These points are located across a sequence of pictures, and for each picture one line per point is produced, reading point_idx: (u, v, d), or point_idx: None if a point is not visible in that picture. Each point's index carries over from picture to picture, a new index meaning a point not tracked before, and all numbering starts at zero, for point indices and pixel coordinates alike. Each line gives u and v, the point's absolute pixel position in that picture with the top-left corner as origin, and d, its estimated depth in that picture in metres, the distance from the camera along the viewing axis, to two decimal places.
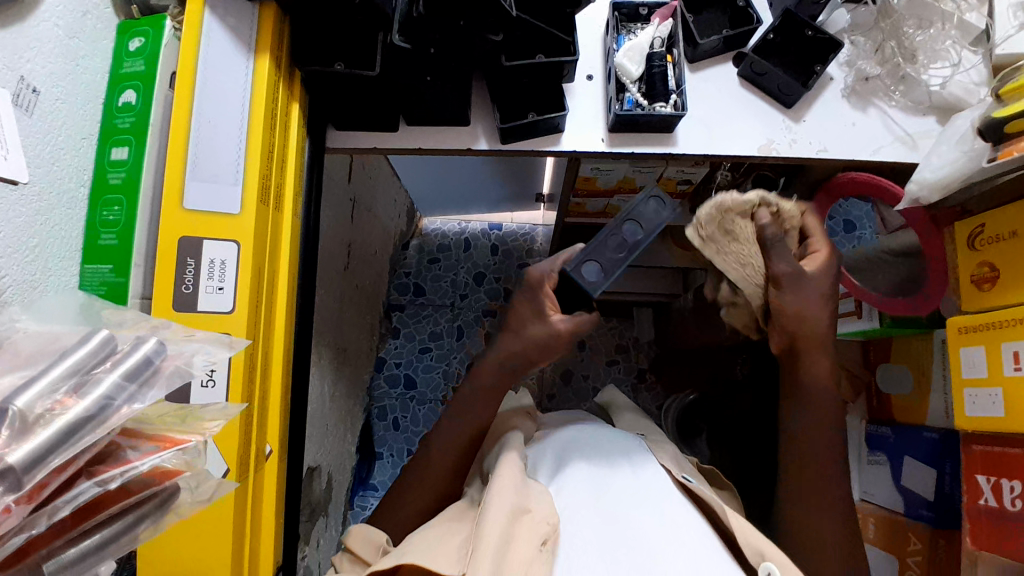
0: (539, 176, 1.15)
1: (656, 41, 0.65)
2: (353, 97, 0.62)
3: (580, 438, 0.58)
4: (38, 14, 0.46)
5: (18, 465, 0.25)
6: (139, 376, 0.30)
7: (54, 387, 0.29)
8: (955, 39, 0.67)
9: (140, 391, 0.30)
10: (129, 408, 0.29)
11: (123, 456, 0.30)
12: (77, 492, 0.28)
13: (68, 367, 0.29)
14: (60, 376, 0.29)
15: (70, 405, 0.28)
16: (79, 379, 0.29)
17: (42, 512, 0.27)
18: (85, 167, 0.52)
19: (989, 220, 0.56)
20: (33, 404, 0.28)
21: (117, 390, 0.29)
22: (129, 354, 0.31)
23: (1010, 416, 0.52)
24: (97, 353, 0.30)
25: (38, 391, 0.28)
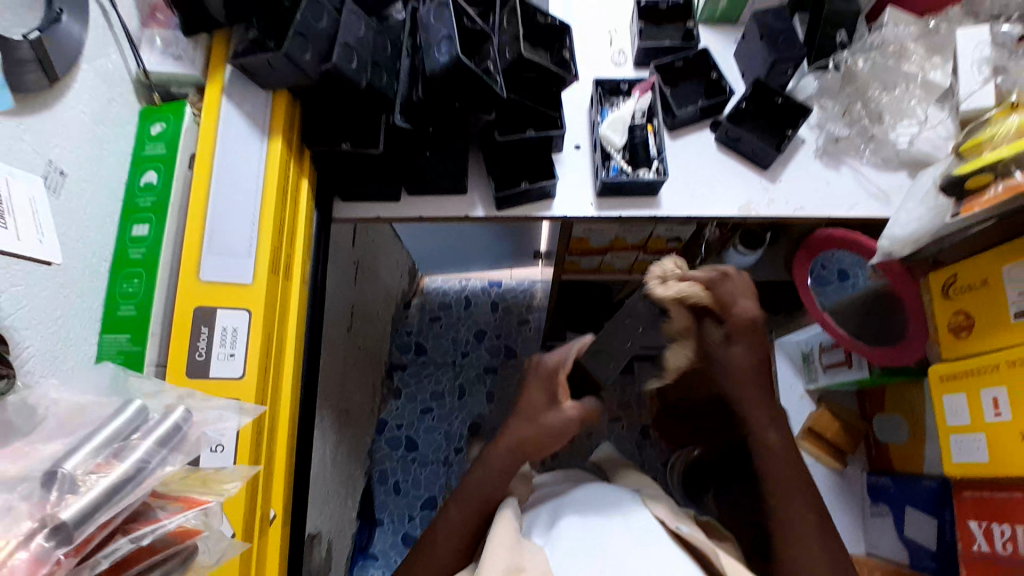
0: (536, 236, 1.19)
1: (638, 113, 0.72)
2: (357, 173, 0.66)
3: (581, 497, 0.58)
4: (64, 100, 0.51)
5: (70, 521, 0.27)
6: (170, 441, 0.33)
7: (95, 453, 0.31)
8: (920, 98, 0.73)
9: (170, 454, 0.32)
10: (163, 469, 0.31)
11: (152, 515, 0.32)
12: (114, 547, 0.29)
13: (109, 434, 0.32)
14: (101, 443, 0.31)
15: (110, 469, 0.30)
16: (118, 445, 0.31)
17: (85, 565, 0.28)
18: (107, 243, 0.55)
19: (961, 270, 0.59)
20: (77, 467, 0.30)
21: (151, 453, 0.31)
22: (161, 421, 0.33)
23: (995, 461, 0.54)
24: (132, 422, 0.33)
25: (82, 455, 0.30)
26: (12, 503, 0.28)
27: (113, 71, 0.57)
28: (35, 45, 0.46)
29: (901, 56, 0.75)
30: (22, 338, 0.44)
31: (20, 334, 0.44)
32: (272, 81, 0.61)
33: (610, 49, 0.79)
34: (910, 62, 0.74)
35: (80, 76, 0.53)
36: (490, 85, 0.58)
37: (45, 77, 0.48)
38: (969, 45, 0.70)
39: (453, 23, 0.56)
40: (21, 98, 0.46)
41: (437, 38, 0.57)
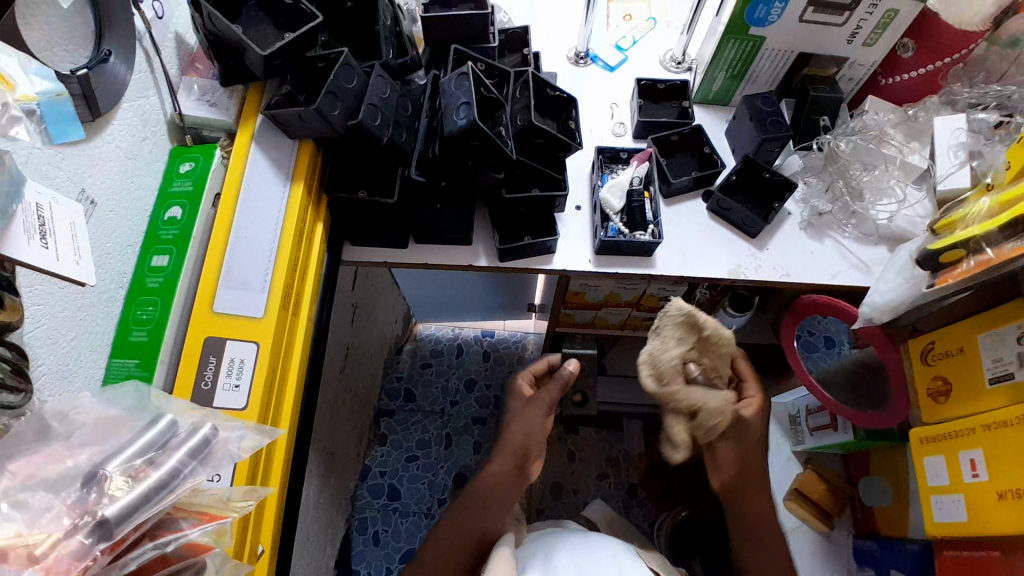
0: (532, 288, 1.23)
1: (636, 180, 0.77)
2: (371, 220, 0.70)
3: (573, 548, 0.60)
4: (102, 135, 0.54)
5: (112, 519, 0.31)
6: (200, 453, 0.36)
7: (136, 456, 0.35)
8: (898, 178, 0.79)
9: (199, 466, 0.36)
10: (193, 479, 0.35)
11: (176, 525, 0.35)
12: (139, 552, 0.32)
13: (146, 443, 0.35)
14: (139, 449, 0.35)
15: (148, 474, 0.33)
16: (154, 452, 0.35)
17: (115, 565, 0.32)
18: (126, 271, 0.58)
19: (938, 338, 0.62)
20: (118, 468, 0.34)
21: (184, 464, 0.35)
22: (191, 435, 0.37)
23: (972, 520, 0.55)
24: (164, 434, 0.36)
25: (123, 458, 0.34)
26: (51, 503, 0.32)
27: (150, 111, 0.62)
28: (82, 79, 0.49)
29: (880, 139, 0.80)
30: (36, 356, 0.46)
31: (35, 352, 0.46)
32: (301, 133, 0.65)
33: (611, 121, 0.86)
34: (889, 146, 0.80)
35: (118, 115, 0.57)
36: (502, 147, 0.63)
37: (89, 111, 0.52)
38: (946, 132, 0.75)
39: (471, 92, 0.62)
40: (91, 125, 0.53)
41: (456, 104, 0.62)
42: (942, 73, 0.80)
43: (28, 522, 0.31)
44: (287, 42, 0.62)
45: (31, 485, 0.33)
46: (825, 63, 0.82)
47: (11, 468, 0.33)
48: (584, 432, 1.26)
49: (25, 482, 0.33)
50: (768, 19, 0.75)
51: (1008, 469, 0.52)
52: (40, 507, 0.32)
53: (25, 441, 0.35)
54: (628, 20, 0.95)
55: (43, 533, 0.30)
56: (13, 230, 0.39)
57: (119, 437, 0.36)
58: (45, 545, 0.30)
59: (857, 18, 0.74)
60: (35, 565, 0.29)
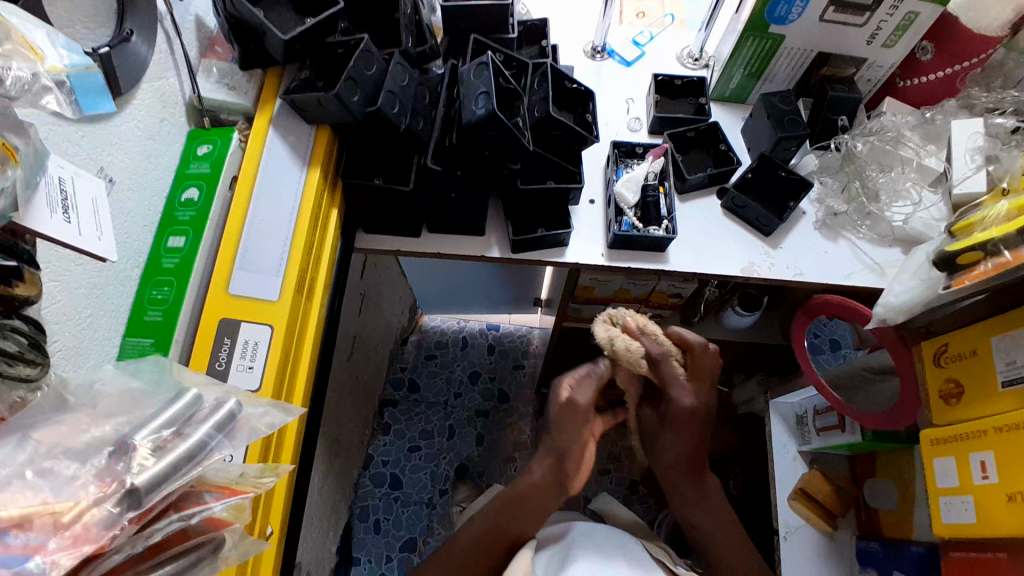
0: (539, 282, 1.23)
1: (651, 174, 0.76)
2: (386, 207, 0.70)
3: (591, 571, 0.60)
4: (123, 114, 0.55)
5: (142, 487, 0.31)
6: (225, 427, 0.36)
7: (161, 428, 0.35)
8: (915, 180, 0.78)
9: (224, 439, 0.36)
10: (219, 452, 0.35)
11: (200, 498, 0.35)
12: (164, 523, 0.33)
13: (170, 416, 0.35)
14: (163, 423, 0.35)
15: (175, 445, 0.34)
16: (178, 426, 0.35)
17: (140, 536, 0.32)
18: (143, 251, 0.58)
19: (951, 340, 0.62)
20: (144, 441, 0.34)
21: (211, 436, 0.35)
22: (217, 409, 0.37)
23: (981, 522, 0.55)
24: (189, 407, 0.36)
25: (149, 430, 0.35)
26: (77, 472, 0.32)
27: (170, 92, 0.62)
28: (104, 58, 0.50)
29: (898, 141, 0.80)
30: (52, 331, 0.46)
31: (52, 328, 0.47)
32: (319, 118, 0.66)
33: (626, 116, 0.85)
34: (907, 147, 0.80)
35: (138, 95, 0.57)
36: (519, 137, 0.63)
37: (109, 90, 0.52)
38: (963, 136, 0.74)
39: (491, 81, 0.62)
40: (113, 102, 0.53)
41: (475, 94, 0.63)
42: (960, 77, 0.79)
43: (55, 491, 0.31)
44: (308, 28, 0.62)
45: (56, 453, 0.33)
46: (844, 63, 0.81)
47: (35, 438, 0.34)
48: None
49: (51, 451, 0.33)
50: (789, 18, 0.75)
51: (1017, 472, 0.52)
52: (66, 477, 0.32)
53: (45, 413, 0.36)
54: (643, 16, 0.95)
55: (69, 501, 0.31)
56: (37, 203, 0.40)
57: (140, 411, 0.37)
58: (73, 511, 0.30)
59: (878, 19, 0.74)
60: (62, 532, 0.29)
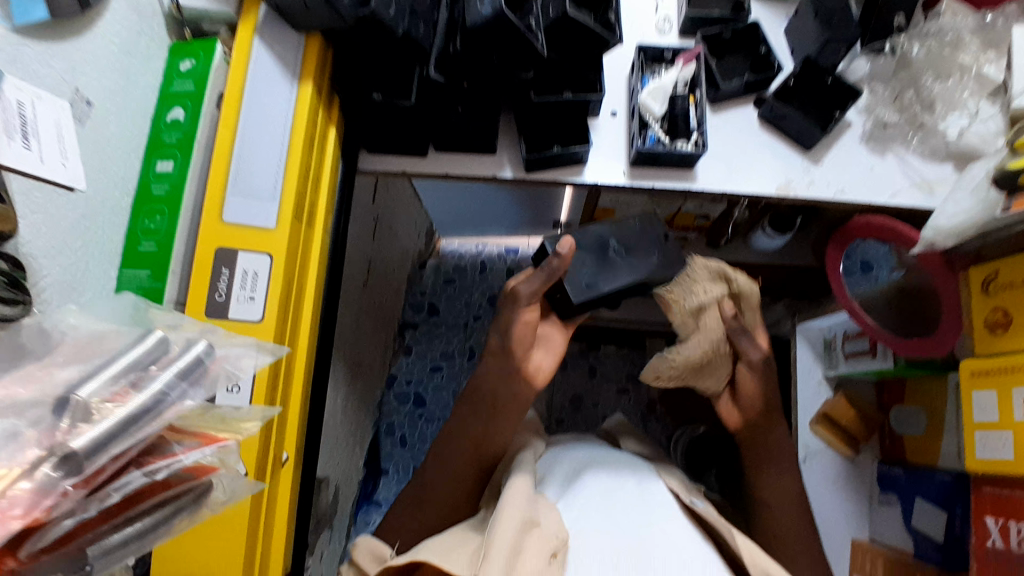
0: (558, 203, 1.17)
1: (680, 83, 0.68)
2: (393, 124, 0.64)
3: (603, 481, 0.59)
4: (94, 29, 0.50)
5: (82, 451, 0.28)
6: (191, 374, 0.33)
7: (114, 381, 0.31)
8: (972, 91, 0.69)
9: (191, 388, 0.33)
10: (182, 403, 0.32)
11: (168, 449, 0.32)
12: (127, 480, 0.30)
13: (128, 362, 0.32)
14: (120, 370, 0.31)
15: (129, 398, 0.30)
16: (137, 374, 0.32)
17: (94, 497, 0.29)
18: (130, 177, 0.55)
19: (1004, 266, 0.57)
20: (95, 394, 0.30)
21: (173, 385, 0.32)
22: (183, 353, 0.34)
23: (1019, 459, 0.53)
24: (152, 352, 0.33)
25: (99, 382, 0.31)
26: (18, 429, 0.29)
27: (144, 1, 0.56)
28: None
29: (957, 45, 0.70)
30: (36, 266, 0.44)
31: (39, 263, 0.44)
32: (306, 25, 0.59)
33: (655, 16, 0.75)
34: (965, 53, 0.69)
35: (110, 7, 0.51)
36: (531, 41, 0.55)
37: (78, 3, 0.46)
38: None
39: None
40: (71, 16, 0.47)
41: None
42: None
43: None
44: None
45: None
46: None
47: None
48: (605, 350, 1.25)
49: None
50: None
51: None
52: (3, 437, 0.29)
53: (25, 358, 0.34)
54: None
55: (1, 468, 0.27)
56: None
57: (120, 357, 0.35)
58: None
59: None
60: None
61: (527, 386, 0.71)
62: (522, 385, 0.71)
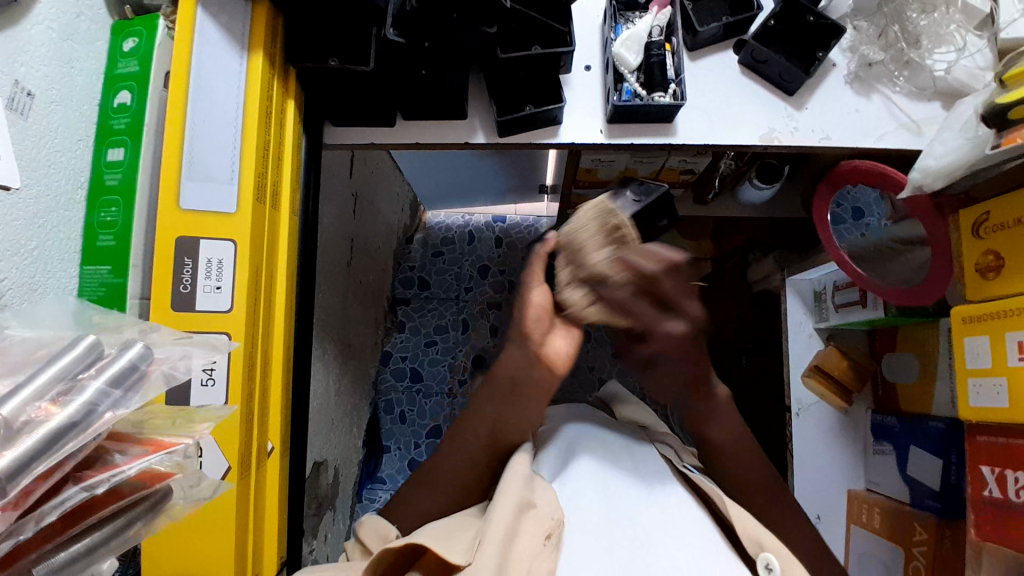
0: (543, 167, 1.14)
1: (655, 29, 0.65)
2: (349, 92, 0.61)
3: (592, 466, 0.59)
4: (29, 15, 0.46)
5: (2, 473, 0.25)
6: (124, 381, 0.31)
7: (40, 394, 0.29)
8: (960, 23, 0.65)
9: (124, 396, 0.31)
10: (113, 413, 0.30)
11: (110, 461, 0.31)
12: (64, 497, 0.29)
13: (55, 372, 0.30)
14: (47, 382, 0.29)
15: (54, 412, 0.28)
16: (66, 385, 0.30)
17: (29, 518, 0.27)
18: (82, 168, 0.52)
19: (994, 208, 0.55)
20: (18, 410, 0.28)
21: (102, 396, 0.30)
22: (114, 360, 0.32)
23: (1013, 406, 0.52)
24: (82, 359, 0.31)
25: (24, 397, 0.28)
26: None
27: None
28: None
29: None
30: None
31: None
32: None
33: None
34: None
35: None
36: None
37: None
38: None
39: None
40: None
41: None
42: None
43: None
44: None
45: None
46: None
47: None
48: None
49: None
50: None
51: None
52: None
53: None
54: None
55: None
56: None
57: None
58: None
59: None
60: None
61: (545, 370, 0.67)
62: (539, 371, 0.67)
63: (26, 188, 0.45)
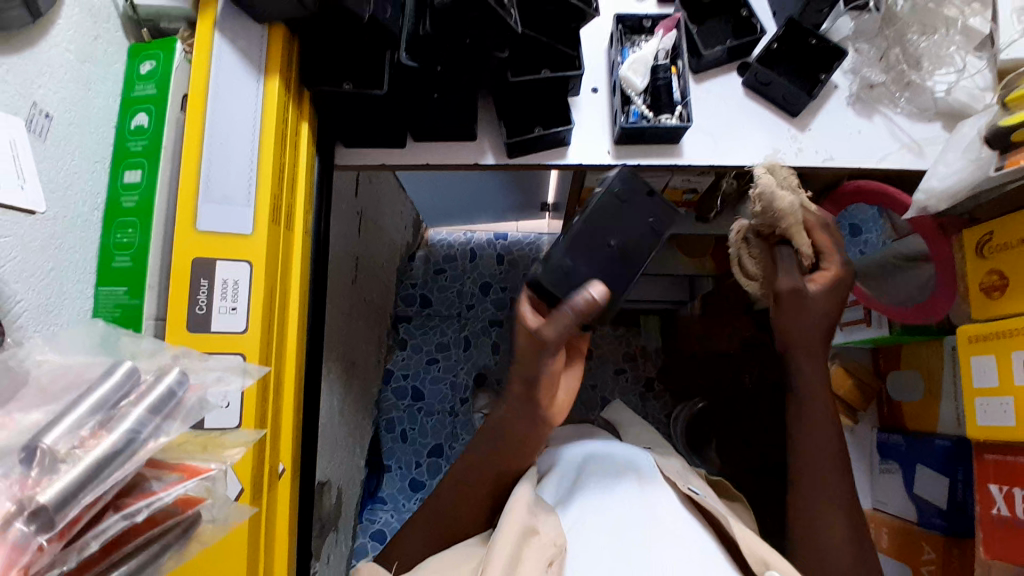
0: (545, 185, 1.16)
1: (661, 53, 0.66)
2: (361, 115, 0.62)
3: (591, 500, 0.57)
4: (49, 41, 0.47)
5: (51, 505, 0.27)
6: (163, 408, 0.32)
7: (81, 423, 0.30)
8: (959, 45, 0.66)
9: (164, 422, 0.32)
10: (155, 440, 0.31)
11: (147, 488, 0.31)
12: (105, 527, 0.29)
13: (94, 402, 0.30)
14: (86, 412, 0.30)
15: (99, 441, 0.29)
16: (104, 414, 0.30)
17: (72, 548, 0.28)
18: (99, 190, 0.53)
19: (998, 228, 0.56)
20: (60, 441, 0.29)
21: (143, 423, 0.31)
22: (153, 386, 0.32)
23: (1020, 425, 0.52)
24: (120, 388, 0.31)
25: (64, 428, 0.29)
26: None
27: (98, 5, 0.53)
28: None
29: None
30: (13, 292, 0.42)
31: (13, 288, 0.42)
32: (268, 14, 0.56)
33: None
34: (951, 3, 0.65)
35: (64, 13, 0.48)
36: (505, 19, 0.53)
37: (30, 16, 0.43)
38: None
39: None
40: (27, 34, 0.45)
41: None
42: None
43: None
44: None
45: None
46: None
47: None
48: (600, 330, 1.25)
49: None
50: None
51: None
52: None
53: None
54: None
55: None
56: None
57: None
58: None
59: None
60: None
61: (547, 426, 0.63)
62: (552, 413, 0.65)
63: (45, 213, 0.45)
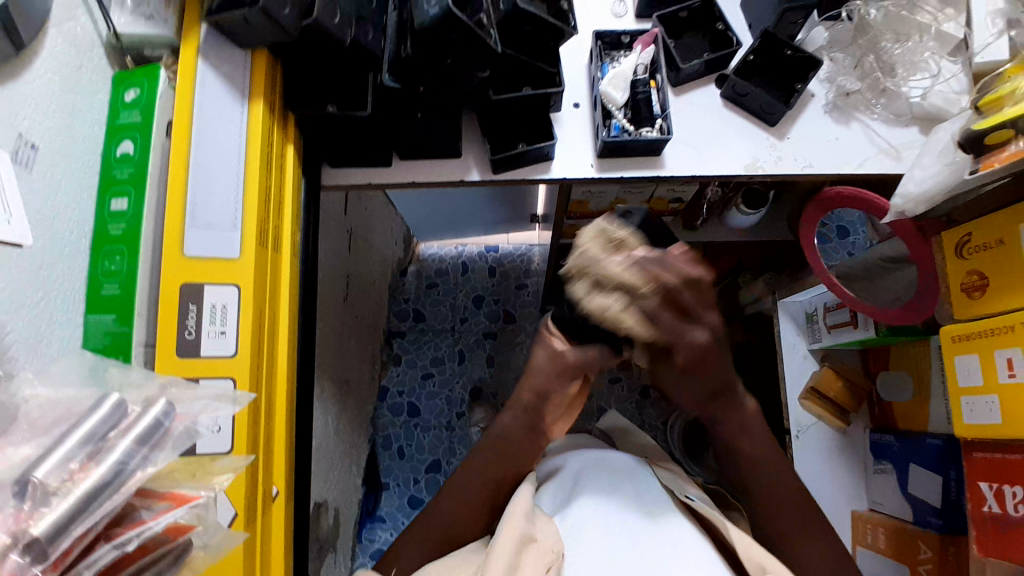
0: (533, 197, 1.17)
1: (640, 67, 0.68)
2: (347, 136, 0.63)
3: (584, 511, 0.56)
4: (33, 71, 0.47)
5: (43, 537, 0.27)
6: (151, 438, 0.32)
7: (70, 456, 0.30)
8: (934, 49, 0.68)
9: (151, 453, 0.32)
10: (143, 470, 0.31)
11: (137, 517, 0.31)
12: (96, 557, 0.29)
13: (83, 435, 0.30)
14: (75, 444, 0.30)
15: (87, 473, 0.29)
16: (93, 446, 0.30)
17: None
18: (86, 219, 0.53)
19: (975, 230, 0.56)
20: (50, 475, 0.29)
21: (130, 454, 0.31)
22: (140, 418, 0.32)
23: (1007, 422, 0.53)
24: (107, 420, 0.31)
25: (53, 461, 0.29)
26: None
27: (82, 35, 0.53)
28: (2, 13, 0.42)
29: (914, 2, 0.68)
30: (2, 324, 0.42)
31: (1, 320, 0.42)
32: (252, 41, 0.57)
33: None
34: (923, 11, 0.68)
35: (47, 44, 0.49)
36: (484, 39, 0.54)
37: (13, 46, 0.44)
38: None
39: None
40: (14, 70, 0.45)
41: None
42: None
43: None
44: None
45: None
46: None
47: None
48: None
49: None
50: None
51: None
52: None
53: None
54: None
55: None
56: None
57: None
58: None
59: None
60: None
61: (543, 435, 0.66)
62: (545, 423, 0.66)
63: (32, 245, 0.46)
